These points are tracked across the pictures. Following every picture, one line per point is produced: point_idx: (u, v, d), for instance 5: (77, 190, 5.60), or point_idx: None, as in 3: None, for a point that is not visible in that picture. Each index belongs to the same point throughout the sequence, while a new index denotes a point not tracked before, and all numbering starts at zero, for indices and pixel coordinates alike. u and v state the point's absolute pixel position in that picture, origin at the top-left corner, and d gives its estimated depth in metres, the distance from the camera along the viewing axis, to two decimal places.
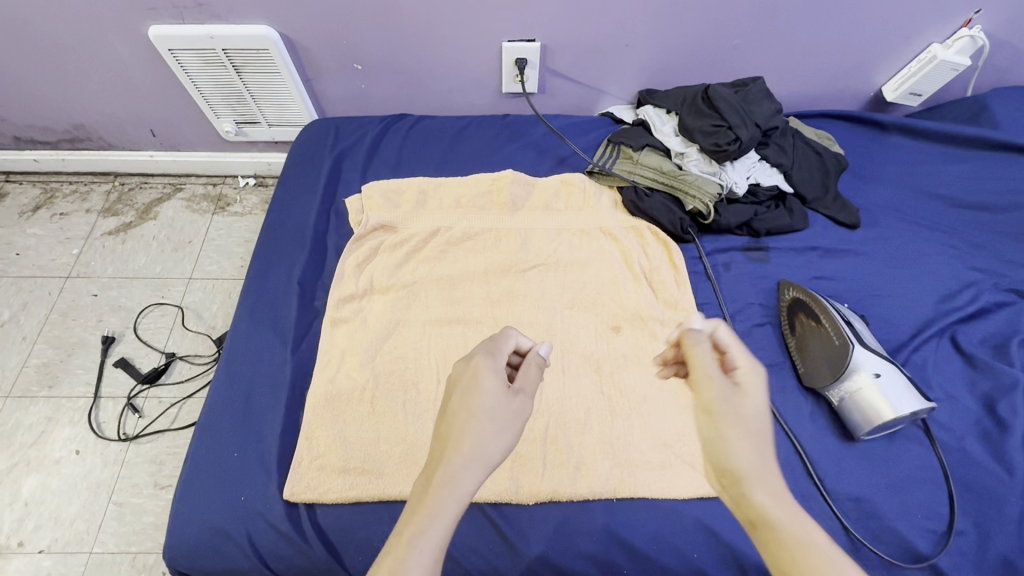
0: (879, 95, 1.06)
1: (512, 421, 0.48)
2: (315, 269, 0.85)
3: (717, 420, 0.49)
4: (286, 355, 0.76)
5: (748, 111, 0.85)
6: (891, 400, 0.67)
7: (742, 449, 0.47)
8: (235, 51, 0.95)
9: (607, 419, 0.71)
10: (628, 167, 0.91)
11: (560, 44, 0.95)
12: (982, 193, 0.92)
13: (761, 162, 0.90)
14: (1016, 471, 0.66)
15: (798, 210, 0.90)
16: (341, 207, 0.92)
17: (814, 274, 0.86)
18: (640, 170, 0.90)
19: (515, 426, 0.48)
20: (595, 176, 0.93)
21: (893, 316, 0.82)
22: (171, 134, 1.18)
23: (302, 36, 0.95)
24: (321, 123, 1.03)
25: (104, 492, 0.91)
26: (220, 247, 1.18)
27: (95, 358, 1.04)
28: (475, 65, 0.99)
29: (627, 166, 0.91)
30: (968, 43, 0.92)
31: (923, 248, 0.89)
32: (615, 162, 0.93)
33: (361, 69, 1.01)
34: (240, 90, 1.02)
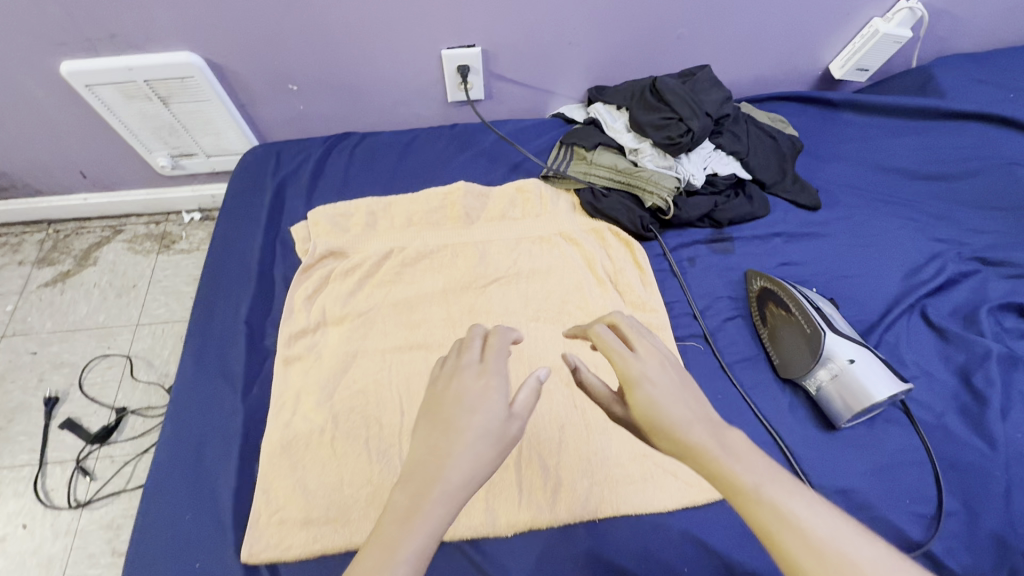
0: (827, 74, 1.05)
1: (437, 465, 0.39)
2: (262, 305, 0.79)
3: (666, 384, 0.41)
4: (236, 402, 0.71)
5: (697, 100, 0.83)
6: (867, 384, 0.65)
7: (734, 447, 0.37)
8: (158, 82, 0.89)
9: (582, 434, 0.68)
10: (584, 167, 0.88)
11: (502, 47, 0.91)
12: (936, 163, 0.92)
13: (716, 151, 0.88)
14: (998, 444, 0.65)
15: (759, 196, 0.88)
16: (287, 236, 0.87)
17: (780, 261, 0.84)
18: (596, 169, 0.87)
19: (442, 470, 0.38)
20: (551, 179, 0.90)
21: (861, 296, 0.81)
22: (104, 174, 1.11)
23: (229, 60, 0.89)
24: (262, 149, 0.98)
25: (57, 567, 0.84)
26: (168, 288, 1.12)
27: (38, 421, 0.96)
28: (416, 77, 0.95)
29: (582, 167, 0.88)
30: (908, 15, 0.92)
31: (885, 224, 0.88)
32: (570, 162, 0.90)
33: (297, 89, 0.96)
34: (169, 121, 0.97)
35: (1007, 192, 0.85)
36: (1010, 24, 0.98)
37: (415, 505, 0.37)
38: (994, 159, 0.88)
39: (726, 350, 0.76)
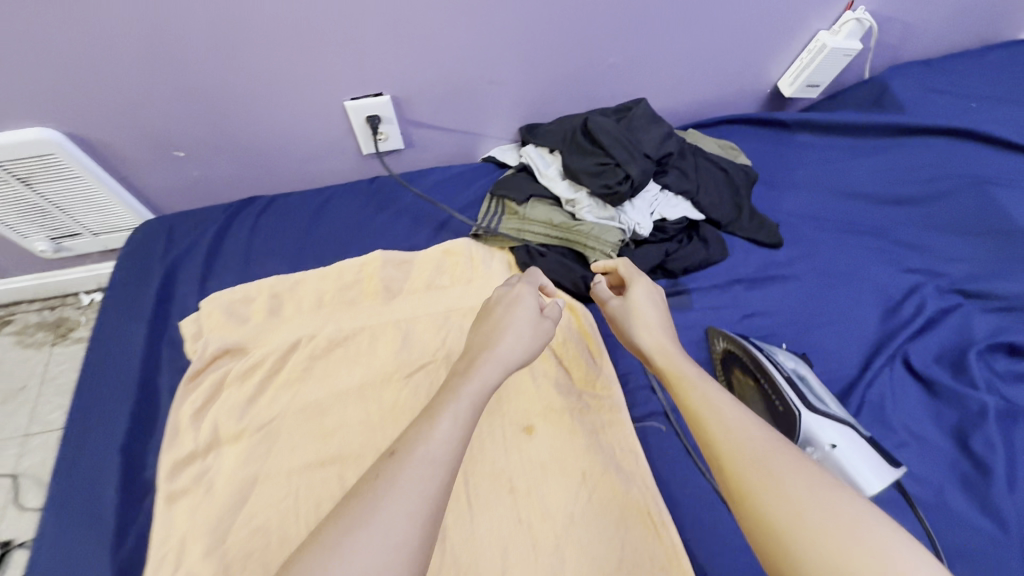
0: (776, 91, 0.97)
1: (491, 339, 0.54)
2: (145, 425, 0.67)
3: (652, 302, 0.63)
4: (106, 559, 0.58)
5: (634, 140, 0.74)
6: (854, 475, 0.55)
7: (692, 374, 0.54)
8: (13, 161, 0.76)
9: (529, 557, 0.57)
10: (517, 223, 0.78)
11: (415, 93, 0.81)
12: (901, 184, 0.84)
13: (663, 192, 0.79)
14: (1010, 524, 0.56)
15: (714, 239, 0.79)
16: (176, 333, 0.74)
17: (743, 313, 0.75)
18: (530, 225, 0.77)
19: (494, 342, 0.53)
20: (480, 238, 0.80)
21: (836, 347, 0.72)
22: None
23: (96, 130, 0.76)
24: (151, 224, 0.84)
25: None
26: (63, 387, 0.97)
27: None
28: (321, 131, 0.84)
29: (516, 223, 0.78)
30: (856, 26, 0.84)
31: (855, 257, 0.80)
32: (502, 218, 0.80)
33: (186, 155, 0.83)
34: (38, 203, 0.83)
35: (979, 213, 0.77)
36: (963, 27, 0.92)
37: (473, 366, 0.51)
38: (962, 177, 0.81)
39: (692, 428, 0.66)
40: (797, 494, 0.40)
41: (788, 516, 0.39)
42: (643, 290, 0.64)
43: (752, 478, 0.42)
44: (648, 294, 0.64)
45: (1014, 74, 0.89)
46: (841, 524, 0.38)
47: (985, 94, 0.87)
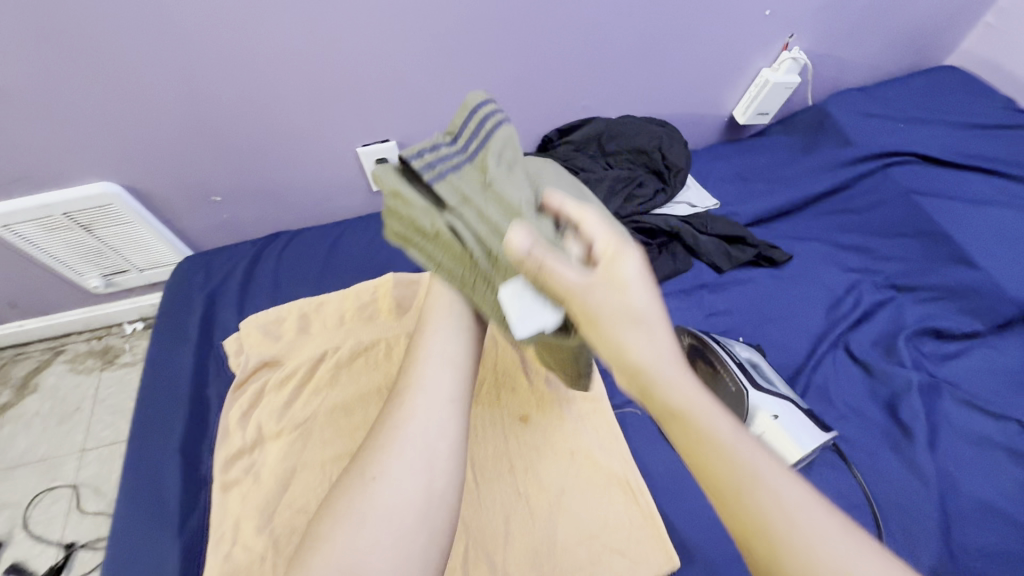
0: (733, 119, 1.11)
1: None
2: (198, 428, 0.79)
3: (644, 282, 0.46)
4: (172, 540, 0.69)
5: (637, 136, 0.97)
6: (793, 437, 0.66)
7: (677, 378, 0.43)
8: (79, 212, 0.89)
9: (527, 523, 0.68)
10: (486, 149, 0.57)
11: (417, 137, 0.95)
12: (842, 196, 0.97)
13: (709, 226, 0.93)
14: (929, 476, 0.67)
15: (681, 252, 0.92)
16: (220, 351, 0.86)
17: (707, 312, 0.86)
18: (514, 175, 0.57)
19: None
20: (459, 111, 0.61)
21: (786, 340, 0.83)
22: (36, 301, 1.09)
23: (148, 184, 0.90)
24: (192, 259, 0.98)
25: None
26: (113, 407, 1.10)
27: None
28: (338, 173, 0.97)
29: (490, 150, 0.57)
30: (792, 64, 0.98)
31: (805, 259, 0.92)
32: (455, 145, 0.60)
33: (221, 199, 0.96)
34: (95, 245, 0.96)
35: (908, 217, 0.89)
36: (887, 58, 1.07)
37: None
38: (894, 189, 0.92)
39: None
40: (800, 522, 0.36)
41: (793, 537, 0.36)
42: (634, 267, 0.46)
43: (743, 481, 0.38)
44: (637, 262, 0.47)
45: (934, 95, 1.03)
46: (832, 551, 0.35)
47: (909, 114, 1.00)
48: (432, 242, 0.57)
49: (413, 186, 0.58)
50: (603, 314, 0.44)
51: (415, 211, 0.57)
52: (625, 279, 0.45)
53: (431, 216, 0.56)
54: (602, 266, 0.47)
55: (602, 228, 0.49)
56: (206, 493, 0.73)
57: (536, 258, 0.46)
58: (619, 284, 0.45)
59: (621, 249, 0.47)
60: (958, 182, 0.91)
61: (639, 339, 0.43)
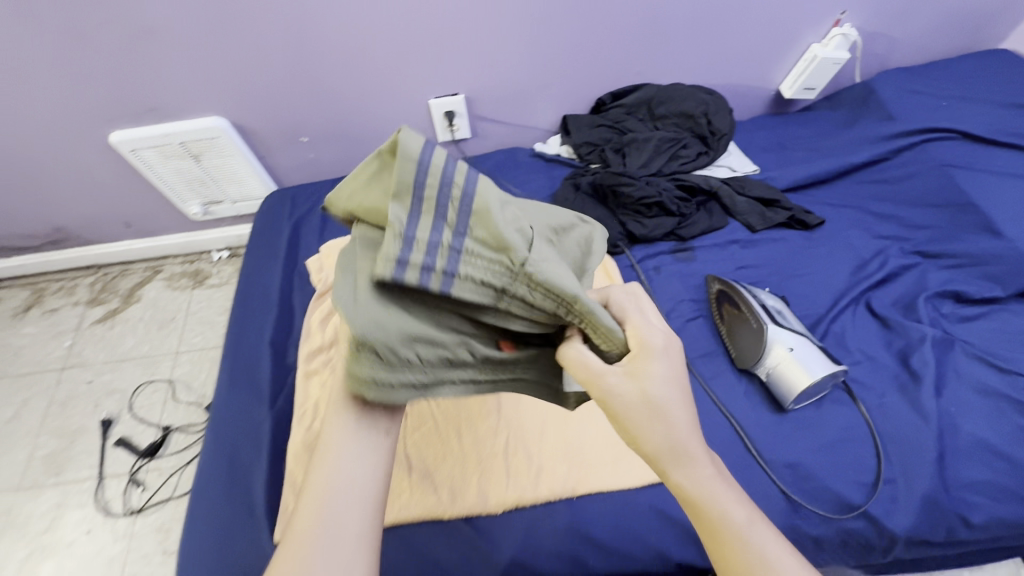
0: (780, 94, 1.16)
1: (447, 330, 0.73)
2: (284, 329, 0.93)
3: (667, 383, 0.48)
4: (265, 412, 0.83)
5: (686, 104, 1.04)
6: (806, 367, 0.75)
7: (691, 450, 0.49)
8: (191, 143, 1.04)
9: (560, 425, 0.79)
10: (481, 214, 0.41)
11: (482, 93, 1.05)
12: (880, 169, 1.01)
13: (746, 191, 1.00)
14: (930, 416, 0.73)
15: (717, 211, 0.99)
16: (304, 269, 1.00)
17: (737, 265, 0.93)
18: (538, 248, 0.43)
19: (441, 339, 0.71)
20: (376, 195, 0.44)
21: (810, 294, 0.89)
22: (145, 223, 1.27)
23: (250, 121, 1.04)
24: (279, 193, 1.12)
25: (116, 566, 0.96)
26: (203, 320, 1.26)
27: (96, 441, 1.10)
28: (410, 123, 1.09)
29: (490, 211, 0.40)
30: (842, 40, 1.03)
31: (838, 225, 0.97)
32: (422, 212, 0.40)
33: (308, 140, 1.10)
34: (200, 175, 1.12)
35: (942, 190, 0.94)
36: (940, 39, 1.10)
37: None
38: (931, 162, 0.96)
39: (688, 346, 0.86)
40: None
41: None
42: (662, 372, 0.47)
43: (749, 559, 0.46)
44: (668, 367, 0.48)
45: (984, 77, 1.05)
46: None
47: (956, 94, 1.03)
48: (468, 373, 0.48)
49: (409, 316, 0.43)
50: (637, 424, 0.48)
51: (434, 352, 0.44)
52: (652, 383, 0.47)
53: (459, 343, 0.45)
54: (633, 366, 0.48)
55: (635, 314, 0.50)
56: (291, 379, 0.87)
57: (576, 350, 0.48)
58: (643, 379, 0.48)
59: (651, 345, 0.48)
60: (998, 159, 0.94)
61: (666, 433, 0.48)
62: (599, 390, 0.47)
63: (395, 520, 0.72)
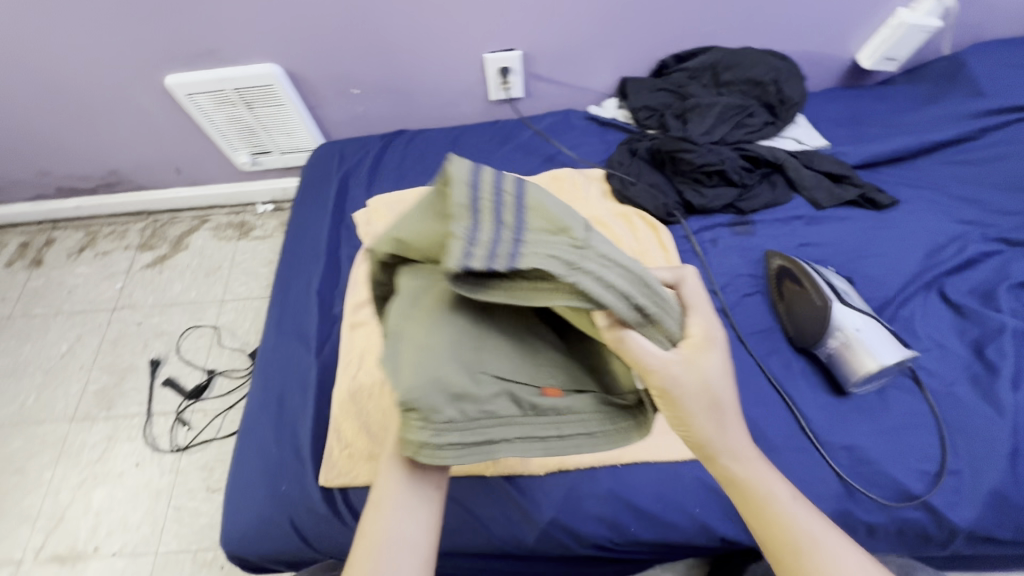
0: (856, 64, 1.09)
1: None
2: (331, 280, 0.93)
3: (720, 371, 0.48)
4: (311, 359, 0.83)
5: (756, 69, 0.98)
6: (873, 348, 0.71)
7: (727, 429, 0.52)
8: (244, 90, 1.04)
9: None
10: (537, 210, 0.39)
11: (540, 49, 1.01)
12: (963, 149, 0.94)
13: (817, 164, 0.95)
14: (1004, 410, 0.69)
15: (782, 184, 0.94)
16: (351, 221, 1.00)
17: (800, 242, 0.89)
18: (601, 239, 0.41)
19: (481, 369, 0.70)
20: (409, 266, 0.48)
21: (878, 275, 0.84)
22: (195, 171, 1.28)
23: (303, 69, 1.03)
24: (327, 146, 1.11)
25: (163, 498, 1.00)
26: (247, 270, 1.28)
27: (145, 379, 1.14)
28: (463, 79, 1.06)
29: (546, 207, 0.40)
30: (934, 6, 0.96)
31: (913, 206, 0.91)
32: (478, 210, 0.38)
33: (359, 93, 1.08)
34: (251, 124, 1.12)
35: None
36: None
37: None
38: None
39: (743, 322, 0.82)
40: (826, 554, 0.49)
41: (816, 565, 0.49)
42: (714, 362, 0.48)
43: (778, 522, 0.51)
44: (718, 358, 0.48)
45: None
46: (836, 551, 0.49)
47: None
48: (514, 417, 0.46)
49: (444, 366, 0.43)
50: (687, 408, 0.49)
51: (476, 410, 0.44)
52: (707, 372, 0.47)
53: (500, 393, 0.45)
54: (687, 355, 0.47)
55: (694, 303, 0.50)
56: (337, 330, 0.87)
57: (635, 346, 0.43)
58: (699, 368, 0.47)
59: (710, 337, 0.48)
60: None
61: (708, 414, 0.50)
62: (659, 385, 0.46)
63: None
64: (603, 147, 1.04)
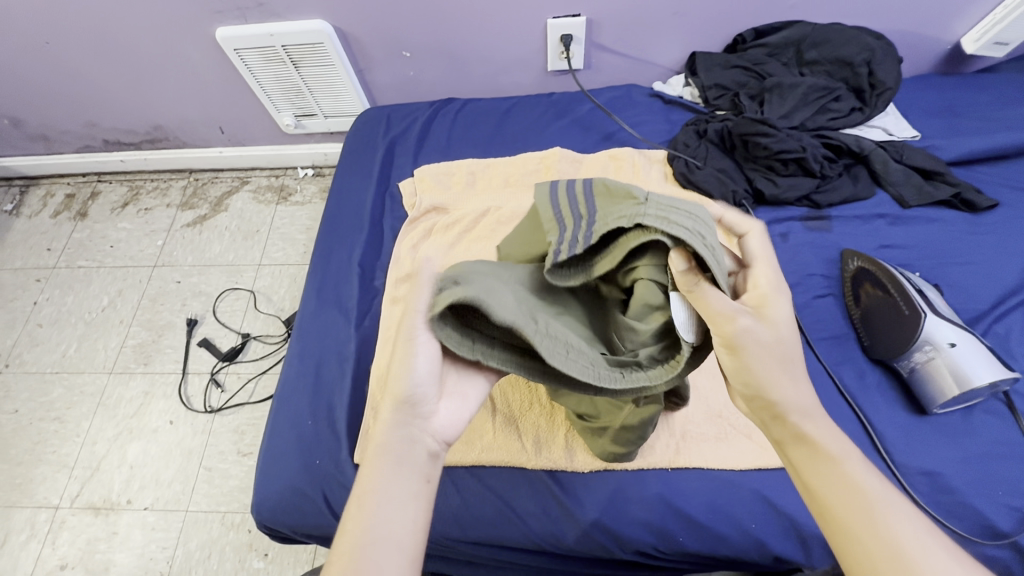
0: (957, 49, 0.98)
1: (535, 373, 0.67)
2: (373, 251, 0.89)
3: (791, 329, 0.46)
4: (350, 331, 0.80)
5: (846, 49, 0.89)
6: (968, 367, 0.64)
7: (786, 383, 0.45)
8: (293, 47, 1.00)
9: None
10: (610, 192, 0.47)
11: (607, 17, 0.94)
12: None
13: (907, 158, 0.86)
14: None
15: (865, 178, 0.86)
16: (396, 191, 0.96)
17: (882, 242, 0.81)
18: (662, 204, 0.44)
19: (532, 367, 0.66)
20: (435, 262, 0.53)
21: (971, 284, 0.76)
22: (238, 130, 1.26)
23: (354, 28, 0.98)
24: (374, 111, 1.07)
25: (195, 458, 1.00)
26: (285, 235, 1.26)
27: (182, 338, 1.14)
28: (521, 46, 0.99)
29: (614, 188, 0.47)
30: None
31: (1014, 210, 0.82)
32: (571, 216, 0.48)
33: (410, 56, 1.03)
34: (298, 83, 1.08)
35: None
36: None
37: None
38: None
39: (813, 326, 0.76)
40: (904, 536, 0.38)
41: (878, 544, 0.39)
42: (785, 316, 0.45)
43: (836, 495, 0.41)
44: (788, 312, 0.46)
45: None
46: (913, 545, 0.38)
47: None
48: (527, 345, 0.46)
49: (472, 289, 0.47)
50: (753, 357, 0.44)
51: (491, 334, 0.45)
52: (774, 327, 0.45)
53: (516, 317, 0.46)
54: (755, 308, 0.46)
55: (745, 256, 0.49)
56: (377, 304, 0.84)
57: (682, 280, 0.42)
58: (771, 323, 0.45)
59: (774, 289, 0.47)
60: None
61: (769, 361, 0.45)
62: (731, 334, 0.42)
63: (476, 460, 0.69)
64: (666, 127, 0.97)
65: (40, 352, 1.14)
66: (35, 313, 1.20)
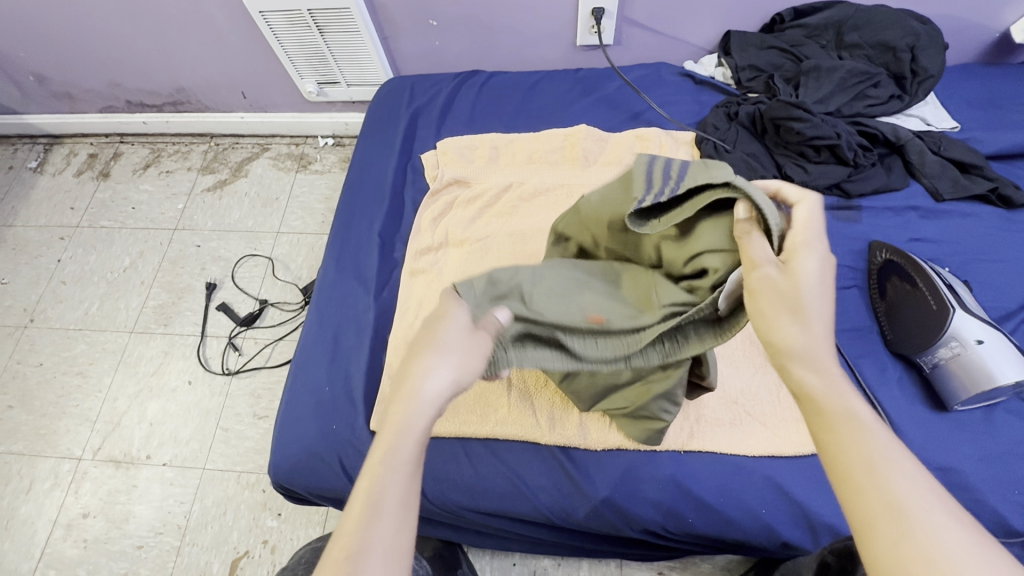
0: (1006, 37, 0.94)
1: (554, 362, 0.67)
2: (393, 222, 0.89)
3: (817, 282, 0.41)
4: (370, 301, 0.81)
5: (889, 33, 0.86)
6: (993, 366, 0.63)
7: (796, 332, 0.40)
8: (319, 12, 0.98)
9: None
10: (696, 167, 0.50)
11: None
12: None
13: (945, 150, 0.83)
14: None
15: (898, 169, 0.83)
16: (418, 163, 0.95)
17: (912, 236, 0.79)
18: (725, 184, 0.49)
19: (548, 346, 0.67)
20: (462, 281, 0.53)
21: (1002, 282, 0.74)
22: (259, 96, 1.26)
23: None
24: (398, 81, 1.05)
25: (212, 418, 1.02)
26: (303, 203, 1.26)
27: (201, 301, 1.16)
28: (551, 19, 0.97)
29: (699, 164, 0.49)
30: None
31: None
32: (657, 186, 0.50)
33: (437, 25, 1.01)
34: (321, 49, 1.06)
35: None
36: None
37: None
38: None
39: (835, 317, 0.75)
40: (902, 495, 0.32)
41: (893, 515, 0.32)
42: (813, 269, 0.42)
43: (840, 450, 0.36)
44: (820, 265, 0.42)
45: None
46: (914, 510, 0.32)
47: None
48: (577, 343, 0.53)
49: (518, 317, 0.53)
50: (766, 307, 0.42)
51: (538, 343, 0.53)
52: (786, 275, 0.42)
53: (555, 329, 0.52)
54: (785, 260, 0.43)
55: (808, 219, 0.45)
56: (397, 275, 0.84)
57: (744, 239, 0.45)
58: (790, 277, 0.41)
59: (810, 248, 0.43)
60: None
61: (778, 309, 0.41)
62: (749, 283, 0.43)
63: (490, 433, 0.70)
64: (696, 108, 0.94)
65: (63, 309, 1.17)
66: (59, 270, 1.22)
